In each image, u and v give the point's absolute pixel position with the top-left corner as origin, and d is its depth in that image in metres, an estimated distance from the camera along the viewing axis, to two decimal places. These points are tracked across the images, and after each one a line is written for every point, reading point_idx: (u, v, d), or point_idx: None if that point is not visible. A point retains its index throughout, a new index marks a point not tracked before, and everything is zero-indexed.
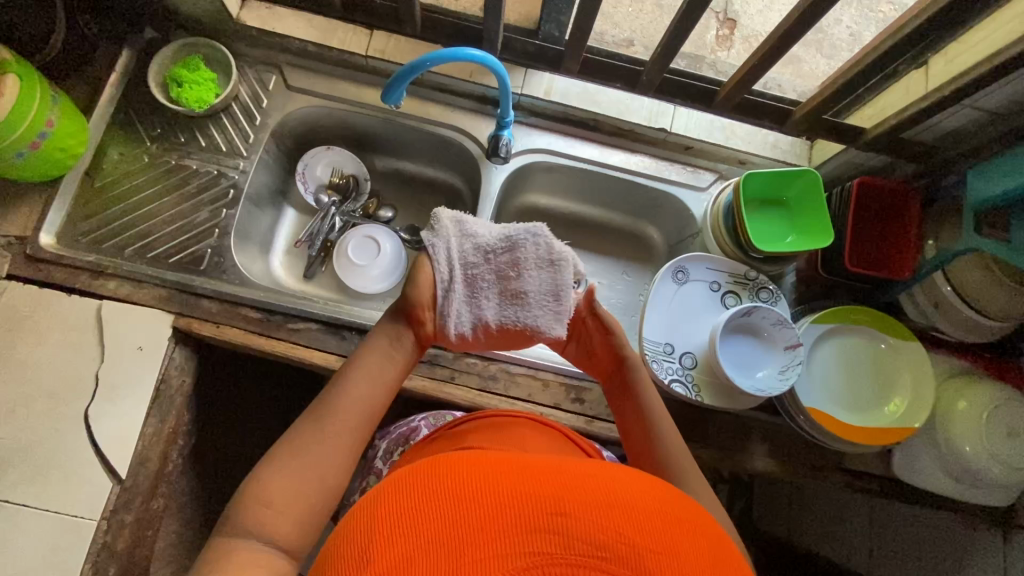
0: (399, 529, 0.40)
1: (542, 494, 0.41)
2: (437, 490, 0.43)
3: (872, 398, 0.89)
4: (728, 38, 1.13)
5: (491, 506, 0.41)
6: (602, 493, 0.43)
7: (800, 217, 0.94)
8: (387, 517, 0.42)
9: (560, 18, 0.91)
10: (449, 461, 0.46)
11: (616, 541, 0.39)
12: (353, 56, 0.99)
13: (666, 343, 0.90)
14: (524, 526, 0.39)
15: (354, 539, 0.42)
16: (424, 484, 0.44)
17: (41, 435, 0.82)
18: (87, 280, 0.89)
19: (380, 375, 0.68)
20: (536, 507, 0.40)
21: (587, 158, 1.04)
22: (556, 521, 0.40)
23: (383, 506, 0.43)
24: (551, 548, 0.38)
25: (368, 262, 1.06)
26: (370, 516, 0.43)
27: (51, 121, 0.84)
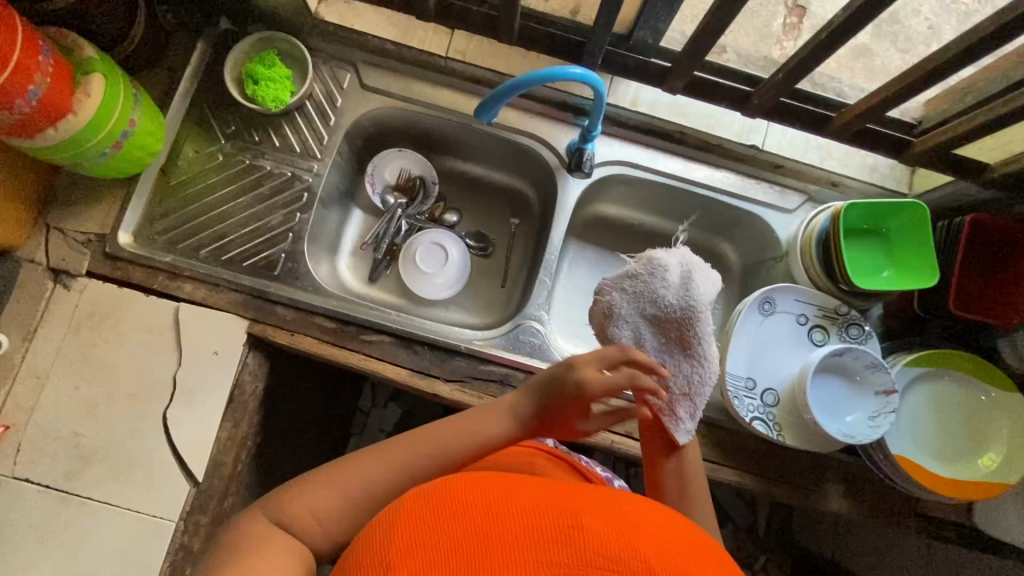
0: (427, 541, 0.41)
1: (562, 514, 0.44)
2: (460, 505, 0.44)
3: (965, 448, 0.85)
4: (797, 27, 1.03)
5: (507, 523, 0.43)
6: (613, 514, 0.46)
7: (899, 251, 0.88)
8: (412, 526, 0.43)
9: (657, 24, 0.81)
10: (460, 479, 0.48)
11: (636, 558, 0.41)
12: (434, 58, 0.96)
13: (748, 378, 0.87)
14: (547, 537, 0.42)
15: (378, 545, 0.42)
16: (441, 501, 0.45)
17: (123, 436, 0.84)
18: (164, 281, 0.88)
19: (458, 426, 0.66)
20: (556, 522, 0.43)
21: (669, 173, 0.99)
22: (571, 534, 0.42)
23: (405, 518, 0.44)
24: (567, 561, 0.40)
25: (437, 269, 1.06)
26: (390, 530, 0.43)
27: (134, 120, 0.82)
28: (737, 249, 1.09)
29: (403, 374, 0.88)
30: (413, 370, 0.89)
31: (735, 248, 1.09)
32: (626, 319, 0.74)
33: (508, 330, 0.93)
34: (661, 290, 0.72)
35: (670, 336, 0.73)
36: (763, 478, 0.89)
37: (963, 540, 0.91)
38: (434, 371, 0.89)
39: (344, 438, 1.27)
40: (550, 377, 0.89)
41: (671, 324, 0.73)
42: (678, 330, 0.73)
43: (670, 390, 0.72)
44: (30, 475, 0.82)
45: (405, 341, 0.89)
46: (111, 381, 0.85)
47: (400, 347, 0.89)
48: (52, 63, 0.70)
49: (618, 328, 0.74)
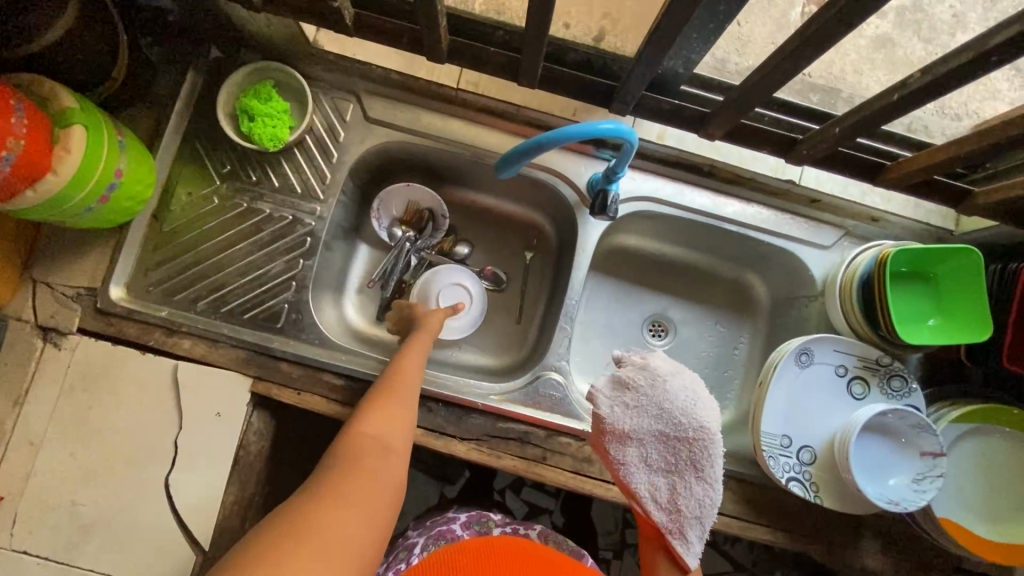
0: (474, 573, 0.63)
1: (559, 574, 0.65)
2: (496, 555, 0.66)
3: (1012, 509, 0.80)
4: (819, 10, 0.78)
5: None
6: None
7: (948, 299, 0.82)
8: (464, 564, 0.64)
9: (690, 55, 0.72)
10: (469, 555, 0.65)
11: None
12: (444, 89, 0.89)
13: (784, 436, 0.81)
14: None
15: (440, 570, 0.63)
16: (490, 549, 0.66)
17: (125, 504, 0.79)
18: (161, 337, 0.83)
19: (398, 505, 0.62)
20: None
21: (697, 209, 0.92)
22: None
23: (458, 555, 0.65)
24: None
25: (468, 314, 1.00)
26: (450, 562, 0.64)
27: (121, 170, 0.75)
28: (766, 283, 1.03)
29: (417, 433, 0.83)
30: (428, 429, 0.83)
31: (763, 282, 1.03)
32: (635, 438, 0.71)
33: (526, 382, 0.88)
34: (674, 407, 0.71)
35: (673, 454, 0.70)
36: (797, 536, 0.85)
37: None
38: (450, 430, 0.84)
39: None
40: (572, 433, 0.84)
41: (676, 442, 0.70)
42: (683, 448, 0.70)
43: (677, 518, 0.67)
44: (26, 548, 0.77)
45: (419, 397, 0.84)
46: (108, 445, 0.80)
47: None
48: (27, 121, 0.63)
49: (624, 448, 0.71)
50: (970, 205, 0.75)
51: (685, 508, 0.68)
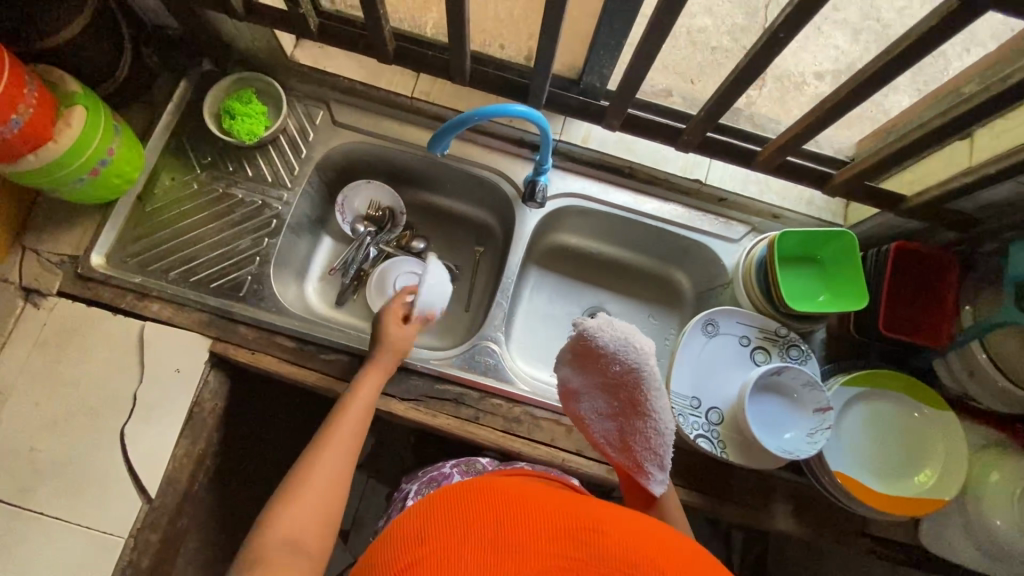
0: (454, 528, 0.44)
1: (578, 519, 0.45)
2: (484, 497, 0.47)
3: (903, 466, 0.88)
4: (749, 80, 0.97)
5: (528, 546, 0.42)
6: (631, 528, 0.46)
7: (833, 278, 0.93)
8: (440, 514, 0.45)
9: (603, 71, 0.88)
10: (486, 495, 0.47)
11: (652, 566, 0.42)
12: (400, 97, 1.04)
13: (692, 397, 0.91)
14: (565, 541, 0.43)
15: (408, 534, 0.44)
16: (501, 488, 0.48)
17: (80, 452, 0.85)
18: (132, 301, 0.92)
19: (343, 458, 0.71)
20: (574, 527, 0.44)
21: (620, 205, 1.05)
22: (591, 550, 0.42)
23: (431, 506, 0.46)
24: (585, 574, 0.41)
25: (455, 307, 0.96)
26: (422, 516, 0.46)
27: (112, 150, 0.87)
28: (690, 277, 1.14)
29: None
30: None
31: (688, 276, 1.14)
32: (583, 389, 0.71)
33: (464, 350, 0.96)
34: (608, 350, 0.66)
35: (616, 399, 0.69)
36: (711, 496, 0.91)
37: (907, 559, 0.93)
38: (391, 390, 0.91)
39: None
40: (503, 395, 0.92)
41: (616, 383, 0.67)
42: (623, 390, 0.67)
43: (632, 458, 0.67)
44: None
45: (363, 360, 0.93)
46: (72, 397, 0.87)
47: (358, 366, 0.92)
48: (37, 95, 0.76)
49: (578, 403, 0.72)
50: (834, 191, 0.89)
51: (640, 450, 0.67)
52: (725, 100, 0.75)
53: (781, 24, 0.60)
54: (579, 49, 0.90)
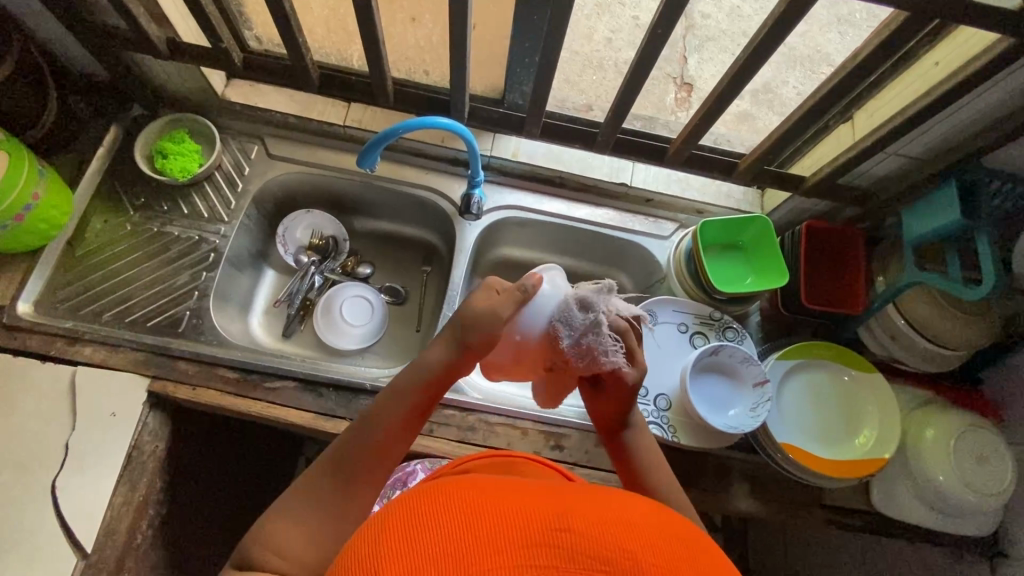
0: (409, 546, 0.39)
1: (538, 511, 0.42)
2: (439, 505, 0.42)
3: (841, 432, 0.92)
4: (687, 100, 1.20)
5: (492, 532, 0.39)
6: (600, 512, 0.43)
7: (756, 261, 1.00)
8: (392, 530, 0.40)
9: (522, 87, 0.93)
10: (440, 492, 0.44)
11: (621, 554, 0.39)
12: (332, 127, 1.07)
13: (640, 386, 0.93)
14: (526, 540, 0.39)
15: (358, 560, 0.39)
16: (459, 487, 0.44)
17: (4, 511, 0.79)
18: (62, 347, 0.89)
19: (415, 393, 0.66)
20: (537, 521, 0.41)
21: (554, 212, 1.10)
22: (558, 536, 0.40)
23: (384, 526, 0.41)
24: (554, 561, 0.38)
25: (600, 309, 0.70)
26: (371, 538, 0.41)
27: (37, 195, 0.86)
28: (631, 277, 1.17)
29: (308, 417, 0.90)
30: (318, 413, 0.90)
31: (628, 277, 1.17)
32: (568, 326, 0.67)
33: None
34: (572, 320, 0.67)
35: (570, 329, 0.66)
36: None
37: (866, 525, 0.95)
38: (340, 411, 0.90)
39: None
40: (454, 405, 0.92)
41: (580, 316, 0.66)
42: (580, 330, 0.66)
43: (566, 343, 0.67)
44: None
45: (310, 385, 0.91)
46: None
47: (304, 391, 0.91)
48: None
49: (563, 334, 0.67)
50: (742, 179, 0.97)
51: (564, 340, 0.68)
52: (629, 99, 0.82)
53: (659, 22, 0.67)
54: (496, 68, 0.96)
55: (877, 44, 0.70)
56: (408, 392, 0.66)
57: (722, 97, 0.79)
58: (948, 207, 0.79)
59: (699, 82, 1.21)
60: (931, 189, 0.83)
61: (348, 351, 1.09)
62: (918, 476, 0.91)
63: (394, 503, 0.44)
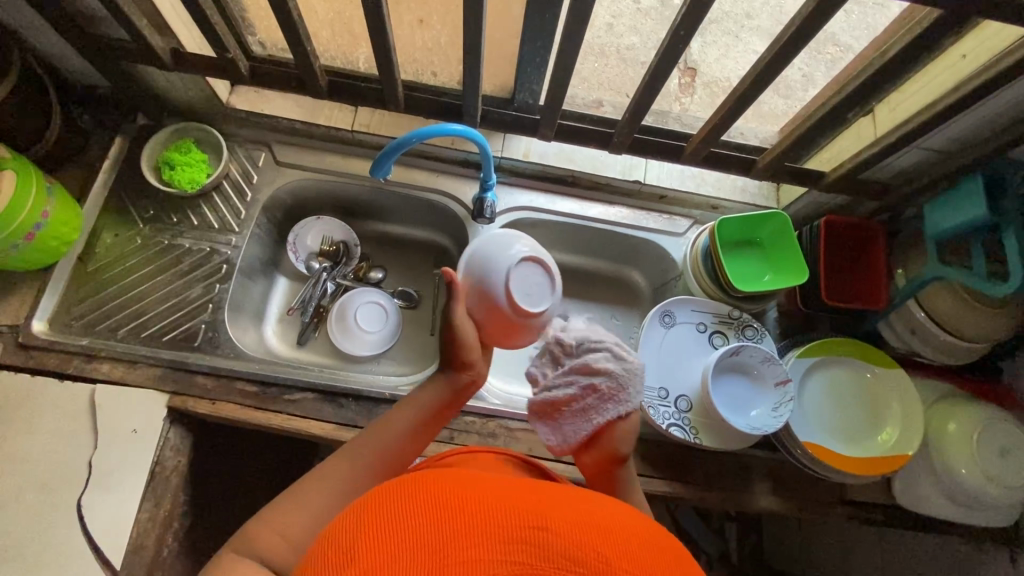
0: (390, 533, 0.39)
1: (521, 510, 0.42)
2: (423, 494, 0.43)
3: (864, 429, 0.91)
4: (690, 86, 1.18)
5: (471, 526, 0.40)
6: (580, 516, 0.43)
7: (775, 258, 0.99)
8: (378, 516, 0.41)
9: (534, 87, 0.90)
10: (427, 483, 0.44)
11: (593, 555, 0.39)
12: (339, 131, 1.05)
13: (660, 387, 0.93)
14: (505, 538, 0.39)
15: (340, 539, 0.40)
16: (447, 480, 0.45)
17: (31, 531, 0.80)
18: (79, 365, 0.89)
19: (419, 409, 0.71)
20: (517, 517, 0.41)
21: (567, 212, 1.08)
22: (535, 534, 0.40)
23: (369, 509, 0.42)
24: (527, 559, 0.38)
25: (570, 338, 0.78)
26: (355, 521, 0.42)
27: (47, 212, 0.85)
28: (645, 275, 1.16)
29: (329, 428, 0.89)
30: (339, 423, 0.90)
31: (643, 274, 1.16)
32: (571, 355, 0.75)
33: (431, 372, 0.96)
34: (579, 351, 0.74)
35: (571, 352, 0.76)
36: (692, 485, 0.92)
37: (888, 519, 0.95)
38: (361, 421, 0.90)
39: None
40: (475, 412, 0.92)
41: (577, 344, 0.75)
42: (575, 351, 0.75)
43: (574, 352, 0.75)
44: None
45: (329, 395, 0.91)
46: (20, 475, 0.82)
47: (323, 402, 0.91)
48: None
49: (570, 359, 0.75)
50: (760, 176, 0.95)
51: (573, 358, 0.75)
52: (647, 99, 0.80)
53: (682, 22, 0.65)
54: (507, 68, 0.94)
55: (906, 38, 0.68)
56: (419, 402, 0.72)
57: (744, 95, 0.77)
58: (971, 202, 0.78)
59: (703, 66, 1.19)
60: (955, 183, 0.81)
61: (365, 358, 1.08)
62: (940, 471, 0.91)
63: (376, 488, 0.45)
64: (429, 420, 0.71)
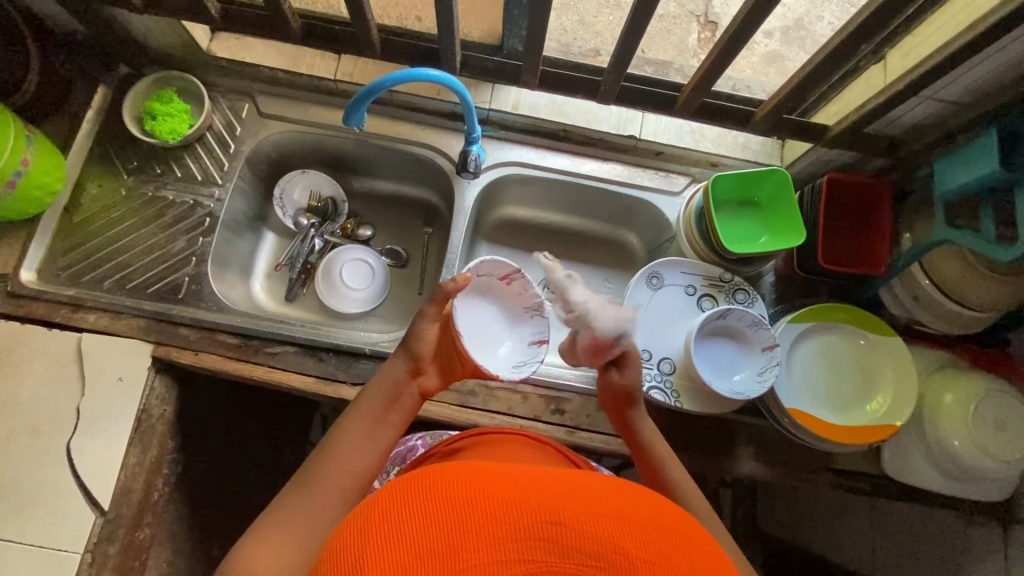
0: (397, 539, 0.39)
1: (531, 502, 0.40)
2: (429, 491, 0.41)
3: (853, 396, 0.88)
4: (710, 41, 1.11)
5: (479, 522, 0.38)
6: (594, 503, 0.41)
7: (772, 217, 0.94)
8: (383, 521, 0.40)
9: (519, 31, 0.85)
10: (432, 478, 0.43)
11: (612, 550, 0.38)
12: (322, 81, 1.02)
13: (643, 349, 0.91)
14: (515, 534, 0.38)
15: (351, 551, 0.39)
16: (454, 473, 0.43)
17: (24, 471, 0.83)
18: (67, 314, 0.90)
19: (379, 402, 0.72)
20: (528, 512, 0.39)
21: (558, 168, 1.04)
22: (549, 529, 0.38)
23: (375, 515, 0.41)
24: (542, 557, 0.37)
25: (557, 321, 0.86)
26: (365, 527, 0.41)
27: (27, 160, 0.85)
28: (640, 236, 1.12)
29: (309, 382, 0.90)
30: (319, 377, 0.90)
31: (637, 235, 1.12)
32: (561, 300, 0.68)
33: None
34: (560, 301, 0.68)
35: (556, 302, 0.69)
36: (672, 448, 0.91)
37: (874, 489, 0.93)
38: (341, 376, 0.90)
39: (287, 467, 1.26)
40: None
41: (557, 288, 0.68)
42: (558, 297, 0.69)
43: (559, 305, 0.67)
44: None
45: (310, 349, 0.91)
46: (10, 417, 0.85)
47: (305, 356, 0.91)
48: None
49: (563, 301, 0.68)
50: (758, 130, 0.89)
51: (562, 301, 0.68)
52: (631, 43, 0.75)
53: None
54: (491, 10, 0.88)
55: None
56: (373, 397, 0.72)
57: (734, 38, 0.71)
58: (985, 159, 0.72)
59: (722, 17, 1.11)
60: (972, 136, 0.74)
61: (352, 315, 1.08)
62: (932, 442, 0.88)
63: (382, 491, 0.44)
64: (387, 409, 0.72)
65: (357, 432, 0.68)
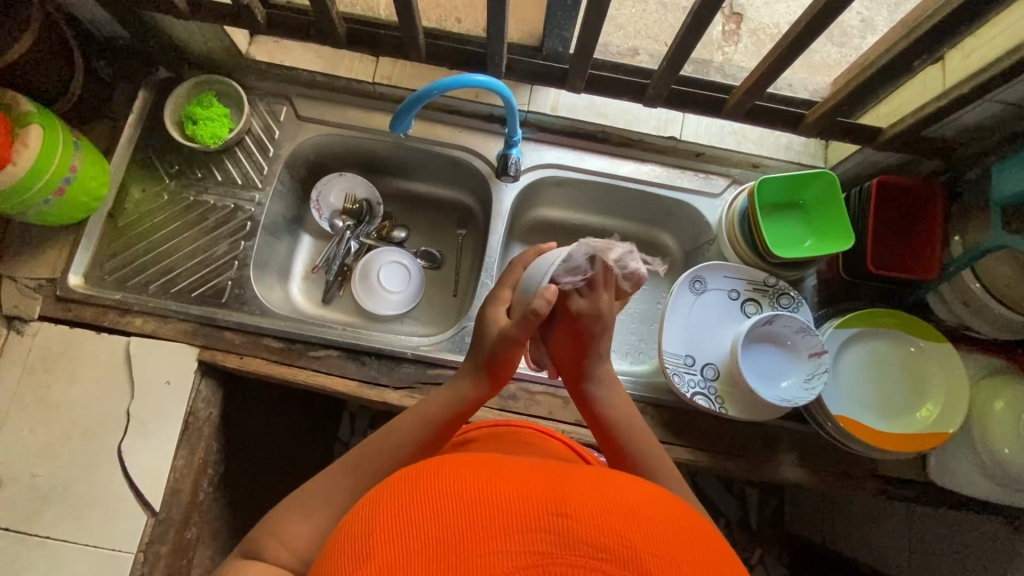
0: (406, 526, 0.38)
1: (538, 494, 0.39)
2: (434, 484, 0.41)
3: (901, 403, 0.87)
4: (735, 33, 1.09)
5: (484, 515, 0.38)
6: (599, 495, 0.41)
7: (819, 221, 0.93)
8: (393, 511, 0.40)
9: (564, 33, 0.83)
10: (436, 471, 0.42)
11: (616, 541, 0.37)
12: (361, 83, 1.01)
13: (686, 355, 0.90)
14: (520, 526, 0.37)
15: (356, 543, 0.39)
16: (456, 465, 0.43)
17: (79, 473, 0.85)
18: (115, 318, 0.91)
19: (447, 404, 0.69)
20: (532, 505, 0.38)
21: (596, 170, 1.03)
22: (554, 521, 0.37)
23: (379, 509, 0.41)
24: (548, 548, 0.36)
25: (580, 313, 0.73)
26: (370, 520, 0.40)
27: (75, 167, 0.86)
28: (676, 238, 1.11)
29: (352, 385, 0.90)
30: (362, 380, 0.91)
31: (674, 237, 1.11)
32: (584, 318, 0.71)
33: (453, 333, 0.96)
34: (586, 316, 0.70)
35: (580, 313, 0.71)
36: (715, 454, 0.90)
37: (920, 497, 0.92)
38: (383, 380, 0.91)
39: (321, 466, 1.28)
40: None
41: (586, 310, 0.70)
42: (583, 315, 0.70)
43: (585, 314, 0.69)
44: None
45: (352, 353, 0.92)
46: (63, 420, 0.86)
47: (347, 359, 0.92)
48: None
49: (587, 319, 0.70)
50: (808, 133, 0.88)
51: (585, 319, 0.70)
52: (686, 46, 0.73)
53: None
54: (535, 11, 0.87)
55: None
56: (441, 400, 0.70)
57: (795, 40, 0.69)
58: None
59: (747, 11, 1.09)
60: None
61: (389, 318, 1.08)
62: (982, 450, 0.87)
63: (383, 485, 0.44)
64: (455, 414, 0.69)
65: (418, 427, 0.67)
